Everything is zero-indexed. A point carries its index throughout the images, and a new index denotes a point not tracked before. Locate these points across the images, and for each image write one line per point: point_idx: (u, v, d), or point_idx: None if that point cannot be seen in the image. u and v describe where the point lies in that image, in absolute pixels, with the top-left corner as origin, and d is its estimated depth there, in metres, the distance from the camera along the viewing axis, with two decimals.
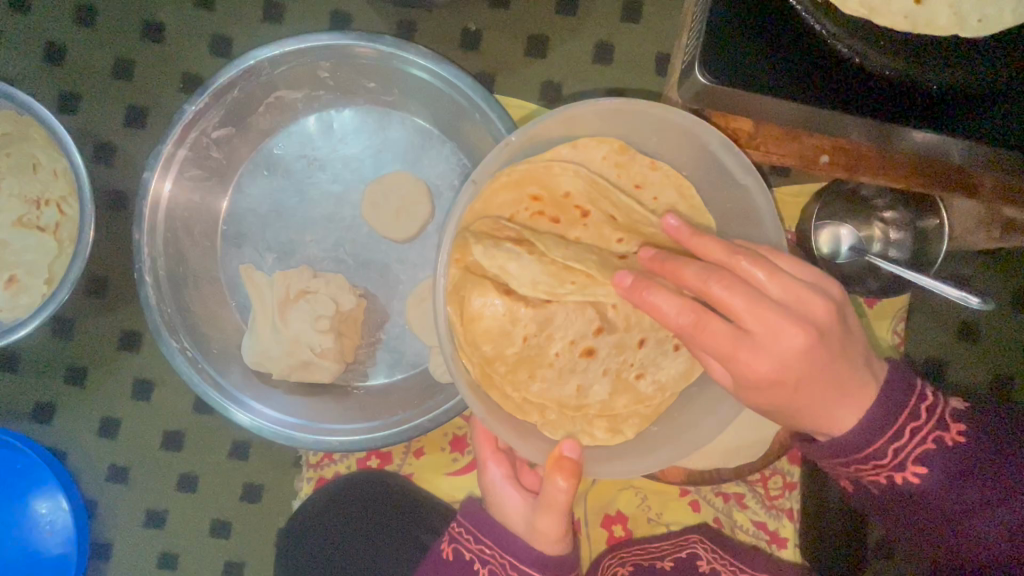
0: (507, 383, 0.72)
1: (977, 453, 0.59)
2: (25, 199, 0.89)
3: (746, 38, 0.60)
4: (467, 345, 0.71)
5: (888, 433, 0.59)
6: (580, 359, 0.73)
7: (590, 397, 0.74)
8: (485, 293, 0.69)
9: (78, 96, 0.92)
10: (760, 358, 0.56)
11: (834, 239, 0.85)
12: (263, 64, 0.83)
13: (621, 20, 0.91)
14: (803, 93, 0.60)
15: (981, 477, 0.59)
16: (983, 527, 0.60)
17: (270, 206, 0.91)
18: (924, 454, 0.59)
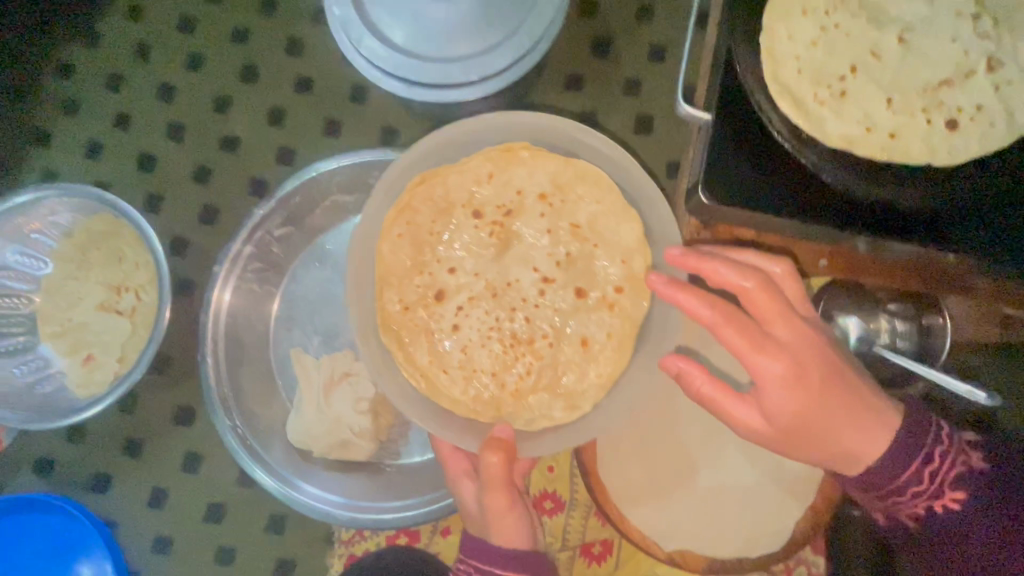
0: (450, 390, 0.80)
1: (920, 431, 0.69)
2: (108, 286, 1.01)
3: (746, 161, 0.69)
4: (405, 360, 0.80)
5: (850, 418, 0.70)
6: (528, 376, 0.80)
7: (526, 381, 0.80)
8: (400, 295, 0.80)
9: (162, 198, 1.06)
10: (789, 392, 0.69)
11: (843, 329, 0.90)
12: (323, 174, 0.96)
13: (634, 133, 1.03)
14: (793, 209, 0.68)
15: (925, 468, 0.68)
16: (928, 505, 0.69)
17: (319, 294, 1.01)
18: (876, 431, 0.70)
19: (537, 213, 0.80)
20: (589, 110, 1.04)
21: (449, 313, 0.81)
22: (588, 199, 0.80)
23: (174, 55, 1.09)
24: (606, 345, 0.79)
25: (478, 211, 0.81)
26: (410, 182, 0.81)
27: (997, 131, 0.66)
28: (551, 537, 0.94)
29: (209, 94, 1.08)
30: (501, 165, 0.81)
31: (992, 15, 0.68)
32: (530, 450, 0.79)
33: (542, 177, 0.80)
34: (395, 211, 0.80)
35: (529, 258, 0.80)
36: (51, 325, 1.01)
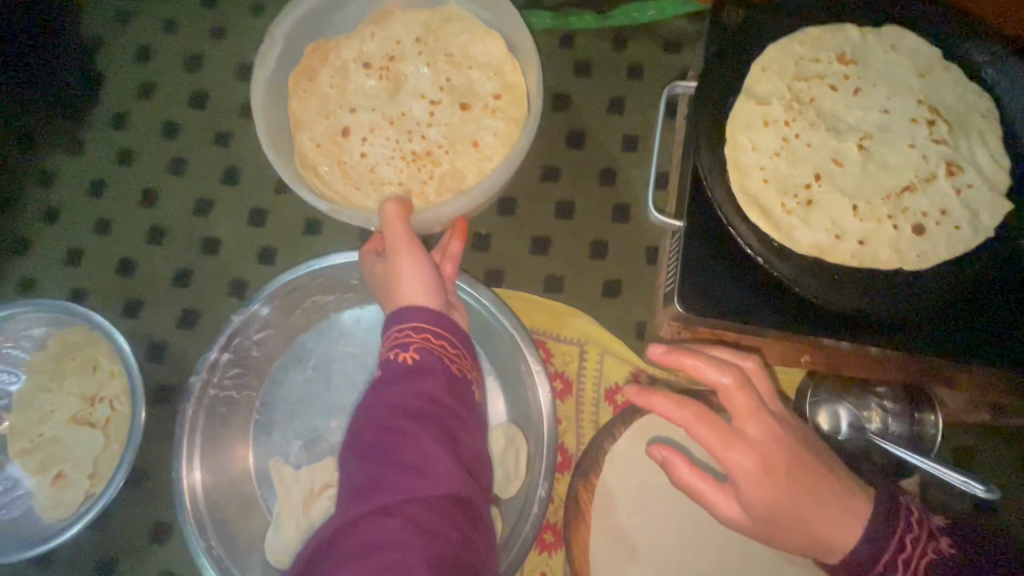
0: (359, 189, 0.90)
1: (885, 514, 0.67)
2: (83, 398, 0.98)
3: (720, 272, 0.71)
4: (309, 129, 0.91)
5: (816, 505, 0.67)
6: (427, 167, 0.90)
7: (431, 186, 0.90)
8: (307, 131, 0.91)
9: (140, 303, 1.05)
10: (764, 482, 0.66)
11: (832, 417, 0.90)
12: (303, 277, 0.96)
13: (612, 220, 1.04)
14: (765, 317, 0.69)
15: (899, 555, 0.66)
16: None
17: (300, 397, 0.99)
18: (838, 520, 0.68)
19: (415, 53, 0.93)
20: (566, 200, 1.05)
21: (355, 143, 0.91)
22: (489, 129, 0.90)
23: (156, 160, 1.10)
24: (494, 144, 0.90)
25: (365, 62, 0.93)
26: (298, 44, 0.93)
27: (964, 235, 0.68)
28: None
29: (190, 197, 1.09)
30: (382, 36, 0.94)
31: (947, 123, 0.71)
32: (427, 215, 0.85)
33: (414, 26, 0.94)
34: (295, 79, 0.92)
35: (418, 97, 0.92)
36: (21, 441, 0.97)
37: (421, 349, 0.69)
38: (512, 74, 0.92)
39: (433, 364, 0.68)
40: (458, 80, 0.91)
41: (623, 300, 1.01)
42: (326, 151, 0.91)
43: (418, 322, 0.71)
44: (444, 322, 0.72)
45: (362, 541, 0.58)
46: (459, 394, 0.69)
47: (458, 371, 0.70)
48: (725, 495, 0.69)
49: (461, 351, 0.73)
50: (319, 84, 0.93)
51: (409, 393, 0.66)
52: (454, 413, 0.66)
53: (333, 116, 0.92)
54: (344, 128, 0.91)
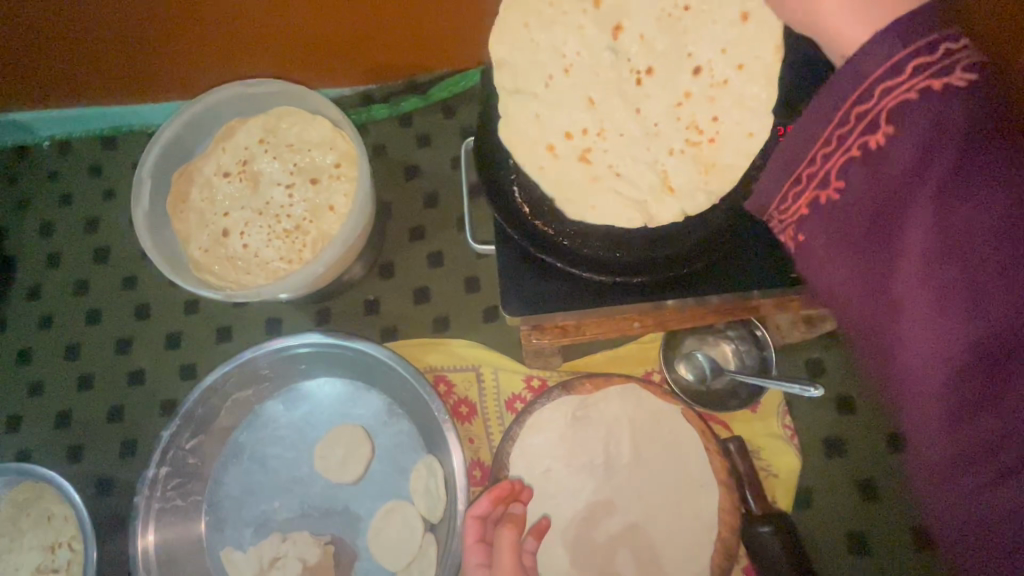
0: (246, 276, 0.94)
1: (910, 152, 0.44)
2: (43, 548, 1.06)
3: (535, 277, 0.86)
4: (195, 242, 0.97)
5: (816, 149, 0.51)
6: (298, 242, 0.95)
7: (307, 253, 0.95)
8: (190, 242, 0.97)
9: (82, 446, 1.14)
10: (859, 31, 0.53)
11: (694, 365, 1.06)
12: (217, 381, 1.07)
13: (476, 258, 1.20)
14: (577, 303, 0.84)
15: (887, 203, 0.46)
16: (892, 270, 0.45)
17: (241, 488, 1.08)
18: (839, 172, 0.50)
19: (262, 153, 1.00)
20: (434, 251, 1.22)
21: (234, 240, 0.96)
22: (339, 192, 0.97)
23: (75, 317, 1.23)
24: (347, 203, 0.96)
25: (225, 173, 1.00)
26: (165, 174, 0.99)
27: None
28: None
29: (111, 340, 1.21)
30: (229, 145, 1.01)
31: None
32: (297, 279, 0.90)
33: (254, 130, 1.01)
34: (170, 204, 0.98)
35: (276, 185, 0.99)
36: None
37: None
38: (344, 143, 0.98)
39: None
40: (303, 162, 0.99)
41: (503, 320, 1.16)
42: (211, 253, 0.96)
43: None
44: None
45: None
46: None
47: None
48: (817, 205, 0.52)
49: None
50: (187, 203, 0.99)
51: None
52: None
53: (210, 225, 0.97)
54: (223, 231, 0.97)
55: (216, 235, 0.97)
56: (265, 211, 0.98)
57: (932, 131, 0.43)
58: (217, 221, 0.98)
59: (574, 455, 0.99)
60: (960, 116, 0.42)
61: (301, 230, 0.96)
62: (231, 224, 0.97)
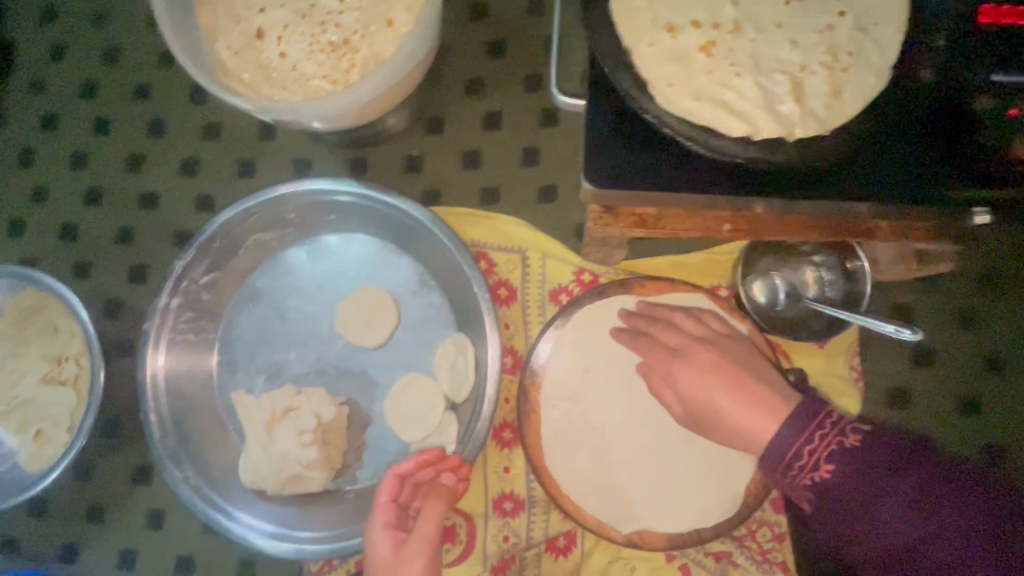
0: (276, 90, 0.79)
1: (876, 453, 0.62)
2: (49, 359, 1.01)
3: (633, 149, 0.69)
4: (222, 41, 0.80)
5: (804, 438, 0.64)
6: (344, 58, 0.79)
7: (353, 74, 0.79)
8: (217, 40, 0.81)
9: (88, 264, 1.06)
10: (704, 376, 0.75)
11: (769, 288, 0.93)
12: (237, 216, 0.96)
13: (540, 126, 1.03)
14: (682, 181, 0.68)
15: (878, 485, 0.62)
16: (878, 510, 0.62)
17: (256, 334, 1.02)
18: (831, 454, 0.63)
19: None
20: (493, 110, 1.04)
21: (269, 45, 0.80)
22: (402, 6, 0.79)
23: (81, 122, 1.09)
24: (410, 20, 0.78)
25: None
26: None
27: (865, 74, 0.68)
28: (516, 537, 0.93)
29: (121, 155, 1.08)
30: None
31: None
32: (333, 102, 0.75)
33: None
34: None
35: None
36: None
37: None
38: None
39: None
40: None
41: (559, 204, 1.02)
42: (240, 57, 0.80)
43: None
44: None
45: None
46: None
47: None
48: (813, 486, 0.64)
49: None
50: None
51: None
52: None
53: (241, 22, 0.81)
54: (256, 32, 0.80)
55: (248, 36, 0.80)
56: (308, 14, 0.80)
57: (866, 456, 0.62)
58: (250, 18, 0.81)
59: (618, 359, 0.91)
60: (927, 479, 0.61)
61: (349, 44, 0.79)
62: (266, 24, 0.80)
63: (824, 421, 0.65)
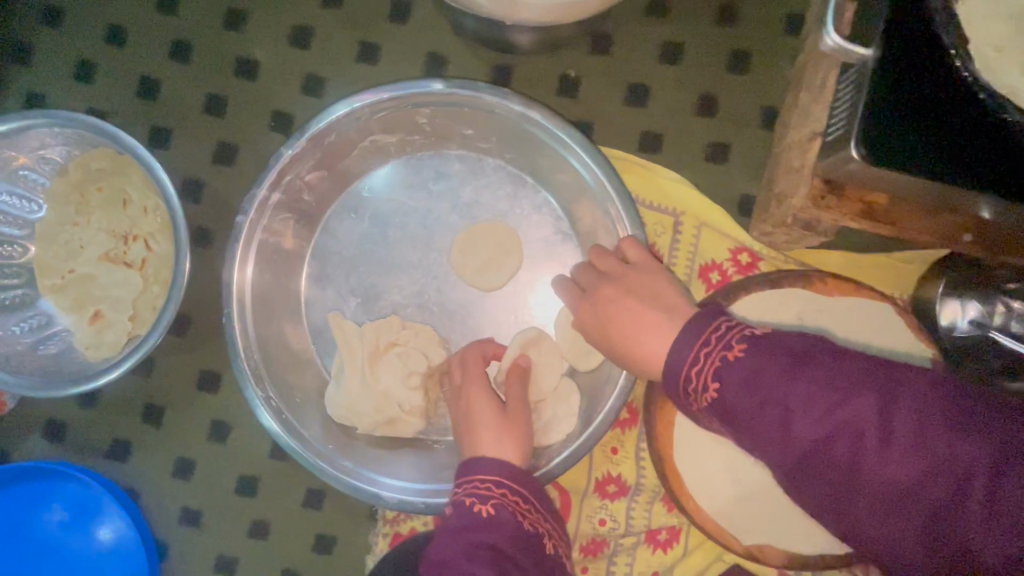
0: None
1: (767, 363, 0.58)
2: (115, 234, 0.87)
3: (920, 128, 0.55)
4: None
5: (692, 355, 0.61)
6: None
7: None
8: None
9: (168, 131, 0.90)
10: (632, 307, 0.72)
11: (959, 313, 0.78)
12: (363, 108, 0.80)
13: (726, 71, 0.87)
14: (941, 168, 0.55)
15: (808, 406, 0.55)
16: (858, 445, 0.54)
17: (355, 250, 0.88)
18: (720, 368, 0.59)
19: None
20: (674, 40, 0.87)
21: None
22: None
23: None
24: None
25: None
26: None
27: None
28: (613, 522, 0.86)
29: (219, 6, 0.90)
30: None
31: None
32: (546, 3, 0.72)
33: None
34: None
35: None
36: (50, 277, 0.87)
37: (496, 503, 0.66)
38: None
39: (504, 518, 0.64)
40: None
41: (729, 168, 0.87)
42: None
43: (496, 473, 0.68)
44: (528, 478, 0.69)
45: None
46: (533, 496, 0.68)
47: (539, 544, 0.66)
48: (713, 404, 0.60)
49: (548, 522, 0.69)
50: None
51: (475, 545, 0.62)
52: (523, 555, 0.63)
53: None
54: None
55: None
56: None
57: (768, 365, 0.57)
58: None
59: None
60: (872, 387, 0.55)
61: None
62: None
63: (713, 331, 0.61)
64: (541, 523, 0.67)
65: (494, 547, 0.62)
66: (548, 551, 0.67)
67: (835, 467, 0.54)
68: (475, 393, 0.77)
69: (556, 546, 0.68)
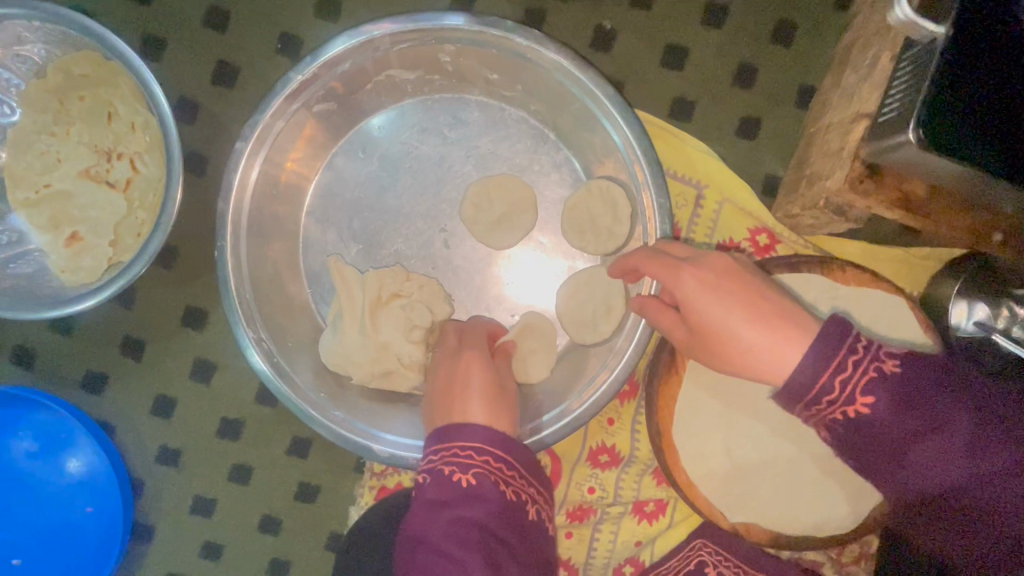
0: None
1: (920, 386, 0.52)
2: (97, 150, 0.80)
3: (991, 107, 0.53)
4: None
5: (833, 364, 0.53)
6: None
7: None
8: None
9: (163, 42, 0.82)
10: (715, 304, 0.61)
11: (970, 314, 0.76)
12: (385, 38, 0.73)
13: (768, 41, 0.83)
14: (1002, 168, 0.54)
15: (957, 443, 0.51)
16: (1002, 488, 0.50)
17: (361, 192, 0.83)
18: (868, 385, 0.53)
19: None
20: (719, 2, 0.82)
21: None
22: None
23: None
24: None
25: None
26: None
27: None
28: (602, 490, 0.86)
29: None
30: None
31: None
32: None
33: None
34: None
35: None
36: (22, 190, 0.80)
37: (478, 473, 0.60)
38: None
39: (486, 490, 0.59)
40: None
41: (759, 145, 0.84)
42: None
43: (476, 440, 0.62)
44: (512, 443, 0.63)
45: (434, 552, 0.57)
46: (519, 461, 0.63)
47: (524, 511, 0.62)
48: (848, 423, 0.54)
49: (532, 486, 0.64)
50: None
51: (456, 523, 0.58)
52: (509, 526, 0.59)
53: None
54: None
55: None
56: None
57: (925, 391, 0.52)
58: None
59: None
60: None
61: None
62: None
63: (854, 344, 0.53)
64: (526, 488, 0.63)
65: (477, 519, 0.58)
66: (532, 516, 0.63)
67: (970, 506, 0.51)
68: (472, 364, 0.71)
69: (540, 510, 0.64)
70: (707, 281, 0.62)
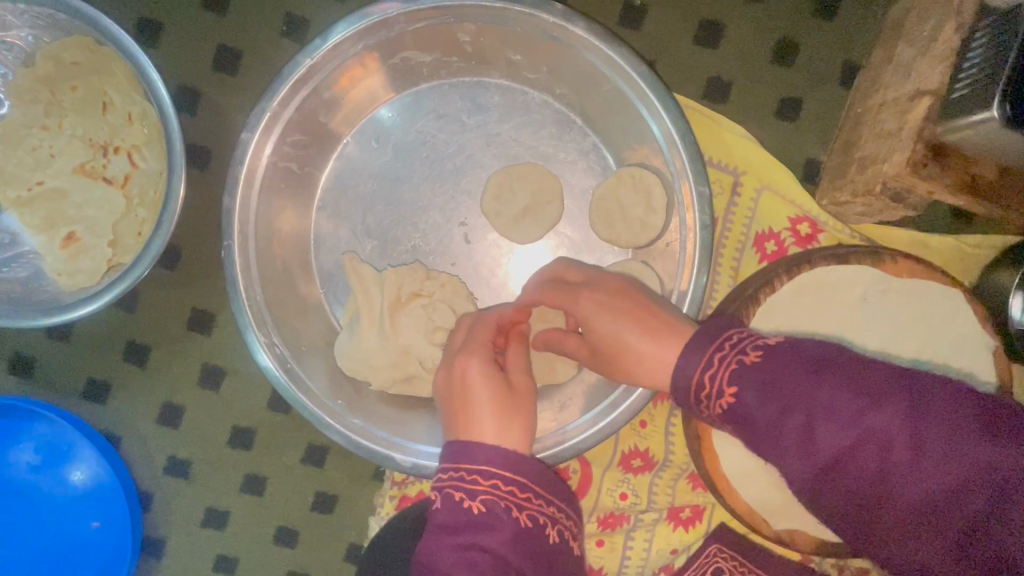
0: None
1: (789, 370, 0.49)
2: (92, 144, 0.74)
3: None
4: None
5: (703, 361, 0.52)
6: None
7: None
8: None
9: (161, 26, 0.77)
10: (604, 317, 0.62)
11: None
12: (400, 16, 0.67)
13: (810, 14, 0.77)
14: None
15: (830, 421, 0.47)
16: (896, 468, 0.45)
17: (375, 185, 0.78)
18: (733, 375, 0.51)
19: None
20: None
21: None
22: None
23: None
24: None
25: None
26: None
27: None
28: (635, 496, 0.81)
29: None
30: None
31: None
32: None
33: None
34: None
35: None
36: (13, 188, 0.74)
37: (488, 499, 0.55)
38: None
39: (498, 517, 0.54)
40: None
41: (800, 128, 0.78)
42: None
43: (484, 462, 0.56)
44: (524, 460, 0.57)
45: None
46: (534, 482, 0.57)
47: (544, 535, 0.56)
48: (730, 416, 0.51)
49: (554, 505, 0.58)
50: None
51: (467, 554, 0.53)
52: (527, 553, 0.54)
53: None
54: None
55: None
56: None
57: (797, 374, 0.49)
58: None
59: None
60: (918, 402, 0.46)
61: None
62: None
63: (723, 340, 0.53)
64: (545, 510, 0.57)
65: (490, 549, 0.53)
66: (555, 540, 0.57)
67: (862, 488, 0.47)
68: (471, 370, 0.63)
69: (563, 531, 0.58)
70: (602, 301, 0.63)
